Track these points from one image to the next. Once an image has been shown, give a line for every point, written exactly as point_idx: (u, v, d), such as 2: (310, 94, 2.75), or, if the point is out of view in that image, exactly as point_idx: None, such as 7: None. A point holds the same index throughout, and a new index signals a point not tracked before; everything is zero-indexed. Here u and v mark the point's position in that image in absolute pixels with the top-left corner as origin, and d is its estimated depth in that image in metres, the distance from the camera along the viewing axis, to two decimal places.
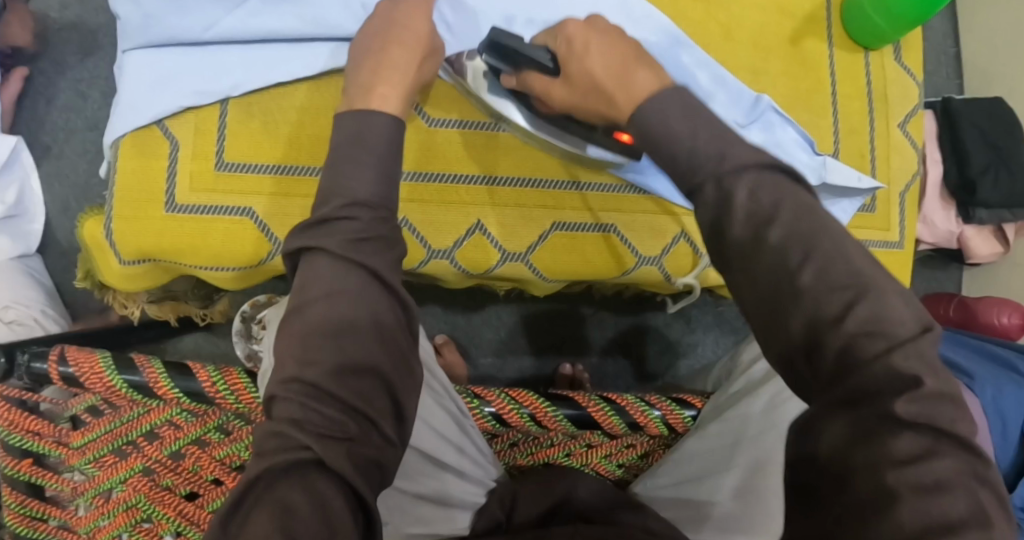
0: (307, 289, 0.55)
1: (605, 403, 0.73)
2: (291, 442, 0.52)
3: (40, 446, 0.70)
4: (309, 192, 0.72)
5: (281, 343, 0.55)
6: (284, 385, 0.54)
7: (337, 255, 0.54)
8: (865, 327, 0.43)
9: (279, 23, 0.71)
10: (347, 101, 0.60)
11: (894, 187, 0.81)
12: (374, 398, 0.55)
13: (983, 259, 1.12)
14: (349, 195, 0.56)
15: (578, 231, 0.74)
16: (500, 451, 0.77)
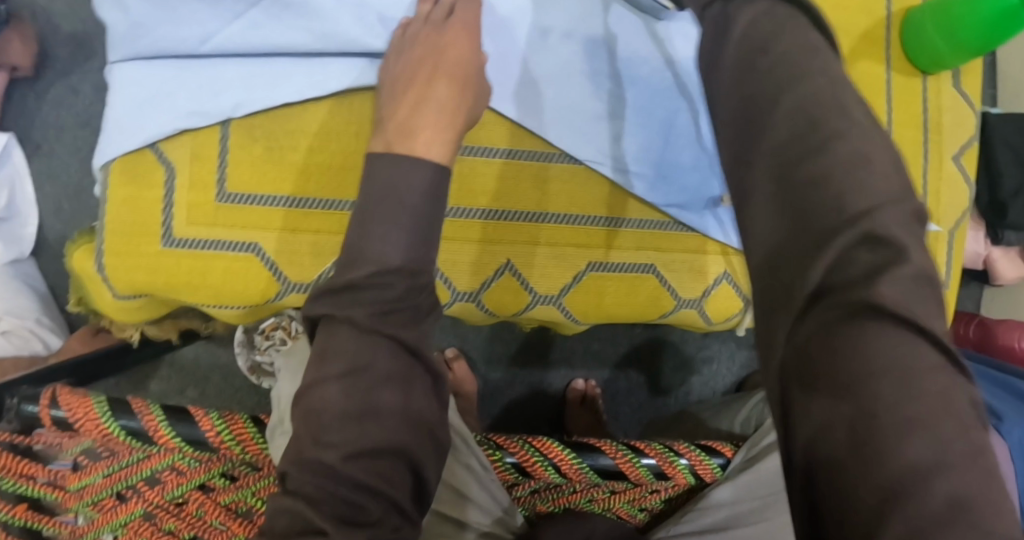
0: (327, 359, 0.52)
1: (630, 452, 0.70)
2: (308, 526, 0.48)
3: (34, 490, 0.67)
4: (333, 229, 0.66)
5: (297, 418, 0.52)
6: (302, 462, 0.50)
7: (363, 328, 0.51)
8: (962, 450, 0.38)
9: (288, 39, 0.64)
10: (384, 140, 0.57)
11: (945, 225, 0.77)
12: (401, 480, 0.51)
13: (1007, 281, 1.09)
14: (379, 260, 0.52)
15: (614, 271, 0.68)
16: (521, 498, 0.72)
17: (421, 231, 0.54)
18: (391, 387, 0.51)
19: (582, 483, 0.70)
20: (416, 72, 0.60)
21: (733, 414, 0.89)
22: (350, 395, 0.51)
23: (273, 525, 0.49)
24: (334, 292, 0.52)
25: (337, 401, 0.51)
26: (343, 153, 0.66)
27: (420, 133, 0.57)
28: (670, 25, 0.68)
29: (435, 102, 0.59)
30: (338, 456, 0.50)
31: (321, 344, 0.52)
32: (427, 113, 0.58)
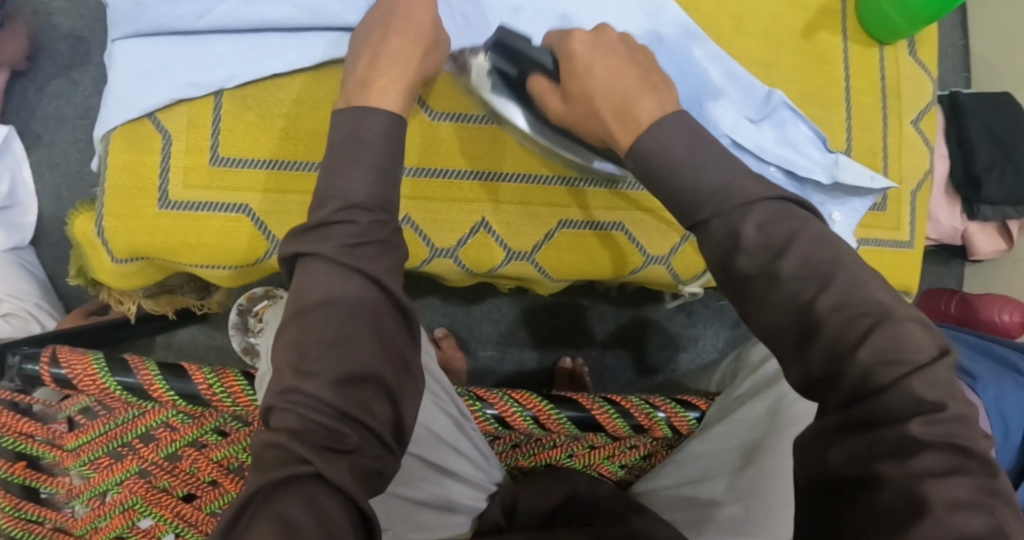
0: (304, 296, 0.55)
1: (608, 405, 0.72)
2: (291, 454, 0.51)
3: (32, 448, 0.70)
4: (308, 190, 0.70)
5: (276, 353, 0.55)
6: (283, 395, 0.53)
7: (332, 261, 0.55)
8: (882, 357, 0.43)
9: (277, 13, 0.68)
10: (346, 96, 0.60)
11: (905, 186, 0.80)
12: (379, 409, 0.55)
13: (985, 256, 1.11)
14: (346, 197, 0.56)
15: (584, 230, 0.72)
16: (501, 452, 0.75)
17: (388, 179, 0.58)
18: (365, 319, 0.55)
19: (561, 433, 0.72)
20: (373, 32, 0.64)
21: (712, 378, 0.91)
22: (332, 329, 0.54)
23: (260, 457, 0.52)
24: (308, 230, 0.56)
25: (315, 334, 0.54)
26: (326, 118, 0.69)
27: (374, 82, 0.60)
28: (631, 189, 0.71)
29: (388, 56, 0.62)
30: (320, 386, 0.53)
31: (300, 282, 0.55)
32: (386, 65, 0.61)
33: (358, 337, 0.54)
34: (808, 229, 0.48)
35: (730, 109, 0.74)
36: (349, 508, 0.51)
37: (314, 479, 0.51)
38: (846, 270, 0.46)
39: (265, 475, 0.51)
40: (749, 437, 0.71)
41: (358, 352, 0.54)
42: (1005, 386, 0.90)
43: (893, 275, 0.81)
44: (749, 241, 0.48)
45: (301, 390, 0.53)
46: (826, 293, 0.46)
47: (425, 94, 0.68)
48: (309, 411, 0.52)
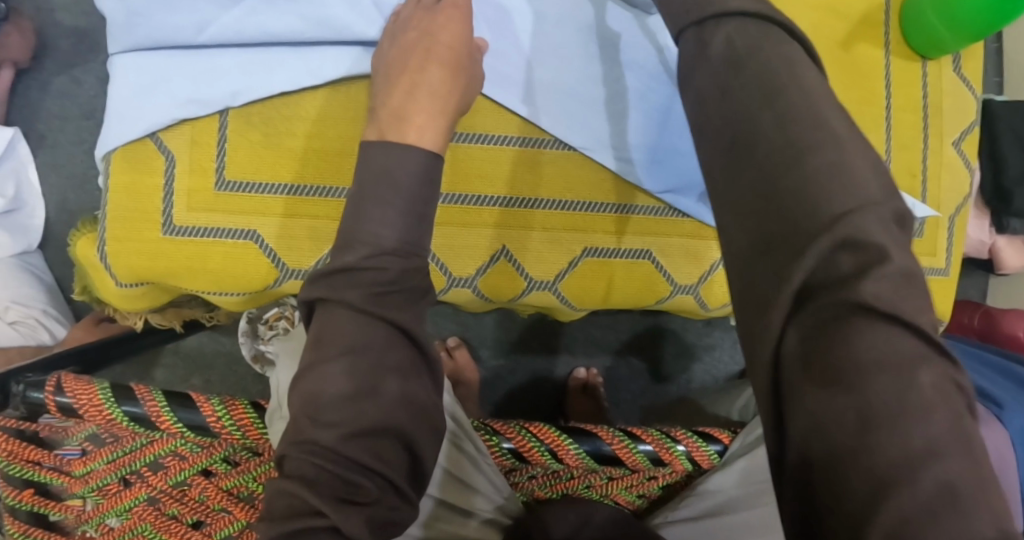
0: (322, 339, 0.53)
1: (628, 438, 0.70)
2: (305, 506, 0.50)
3: (40, 475, 0.69)
4: (335, 215, 0.66)
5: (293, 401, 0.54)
6: (298, 444, 0.52)
7: (358, 308, 0.53)
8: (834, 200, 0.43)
9: (282, 25, 0.65)
10: (377, 126, 0.59)
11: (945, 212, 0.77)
12: (396, 460, 0.53)
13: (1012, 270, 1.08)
14: (375, 243, 0.54)
15: (612, 257, 0.69)
16: (518, 483, 0.72)
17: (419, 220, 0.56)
18: (383, 368, 0.53)
19: (579, 468, 0.70)
20: (404, 59, 0.62)
21: (735, 402, 0.89)
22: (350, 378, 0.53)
23: (271, 507, 0.51)
24: (329, 273, 0.55)
25: (334, 381, 0.53)
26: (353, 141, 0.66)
27: (412, 118, 0.59)
28: (657, 21, 0.68)
29: (427, 87, 0.61)
30: (335, 438, 0.52)
31: (320, 326, 0.54)
32: (422, 98, 0.60)
33: (379, 385, 0.53)
34: (773, 48, 0.49)
35: None
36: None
37: (328, 533, 0.50)
38: (797, 92, 0.47)
39: (277, 527, 0.50)
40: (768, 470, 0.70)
41: (377, 401, 0.53)
42: None
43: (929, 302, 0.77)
44: (716, 52, 0.50)
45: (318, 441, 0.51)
46: (775, 117, 0.47)
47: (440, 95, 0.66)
48: (326, 463, 0.51)
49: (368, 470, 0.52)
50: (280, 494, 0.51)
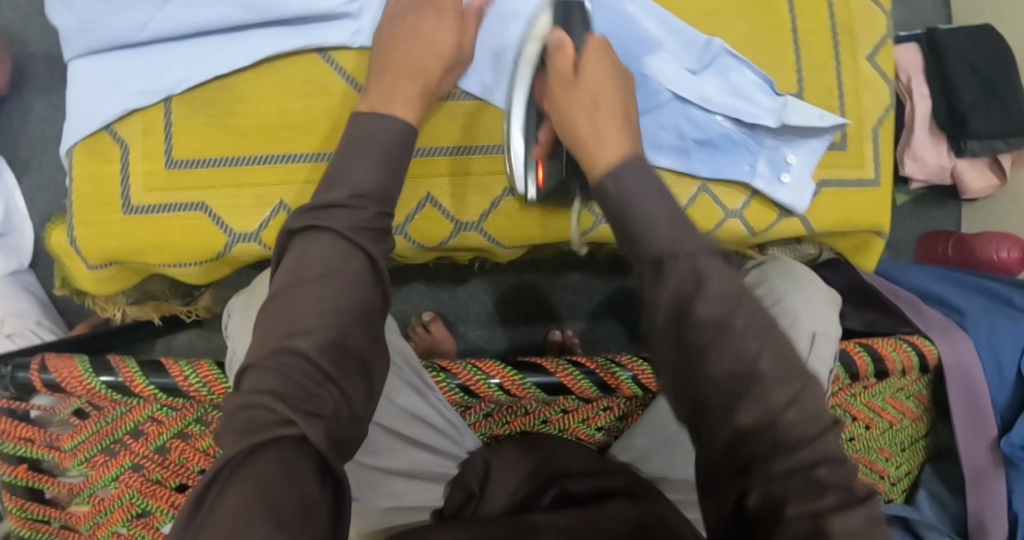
0: (302, 263, 0.59)
1: (573, 367, 0.72)
2: (273, 417, 0.54)
3: (33, 451, 0.74)
4: (287, 181, 0.69)
5: (266, 318, 0.59)
6: (273, 354, 0.56)
7: (341, 234, 0.60)
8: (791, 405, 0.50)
9: (213, 14, 0.67)
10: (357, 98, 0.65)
11: (866, 122, 0.79)
12: (353, 378, 0.58)
13: (978, 193, 1.08)
14: (356, 185, 0.61)
15: (530, 193, 0.72)
16: (475, 423, 0.75)
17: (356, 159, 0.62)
18: (344, 288, 0.59)
19: (528, 398, 0.73)
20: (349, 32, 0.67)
21: None
22: (322, 300, 0.58)
23: (234, 420, 0.54)
24: (313, 209, 0.60)
25: (295, 307, 0.58)
26: (295, 114, 0.69)
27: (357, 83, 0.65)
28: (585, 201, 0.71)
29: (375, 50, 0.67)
30: (310, 344, 0.57)
31: (300, 253, 0.60)
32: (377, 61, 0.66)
33: (347, 305, 0.59)
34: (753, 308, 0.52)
35: (670, 61, 0.72)
36: (322, 474, 0.54)
37: (297, 441, 0.53)
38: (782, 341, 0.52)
39: (244, 439, 0.53)
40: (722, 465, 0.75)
41: (341, 318, 0.58)
42: (997, 325, 0.89)
43: (865, 214, 0.79)
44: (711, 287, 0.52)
45: (292, 349, 0.57)
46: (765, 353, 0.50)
47: (335, 47, 0.69)
48: (285, 379, 0.55)
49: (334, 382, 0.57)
50: (246, 408, 0.55)
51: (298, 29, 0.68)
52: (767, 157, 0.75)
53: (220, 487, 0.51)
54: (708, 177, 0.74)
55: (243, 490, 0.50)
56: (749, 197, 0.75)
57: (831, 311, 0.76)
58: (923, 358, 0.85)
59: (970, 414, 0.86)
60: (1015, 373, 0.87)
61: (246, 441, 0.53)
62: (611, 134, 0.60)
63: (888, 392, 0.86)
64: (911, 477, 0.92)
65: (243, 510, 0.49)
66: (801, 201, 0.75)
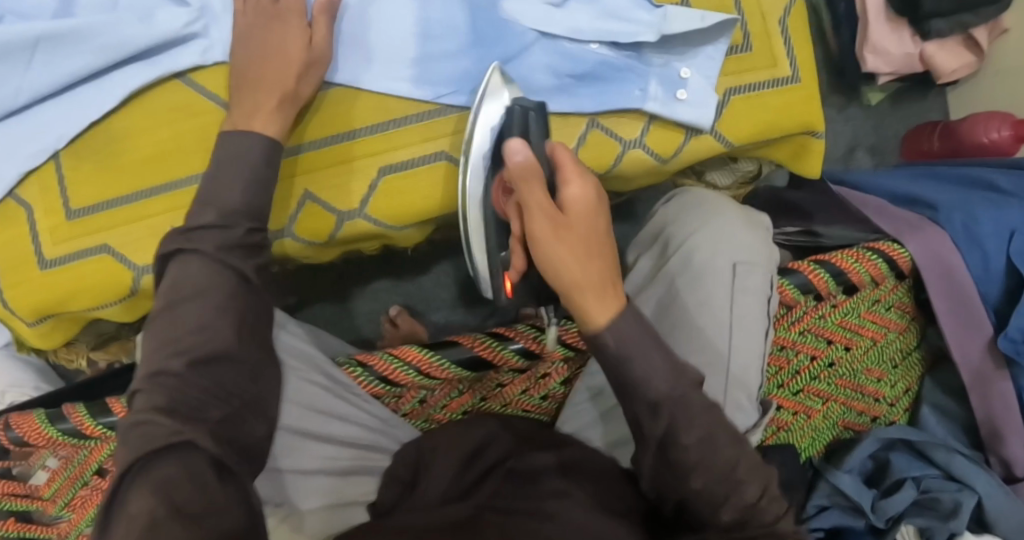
0: (176, 282, 0.57)
1: (489, 337, 0.71)
2: (161, 428, 0.53)
3: (19, 503, 0.79)
4: (174, 207, 0.70)
5: (148, 337, 0.57)
6: (153, 375, 0.55)
7: (208, 255, 0.58)
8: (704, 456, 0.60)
9: (75, 65, 0.67)
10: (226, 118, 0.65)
11: (770, 17, 0.75)
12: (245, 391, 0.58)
13: (952, 75, 0.98)
14: (222, 205, 0.60)
15: (409, 168, 0.70)
16: (413, 411, 0.76)
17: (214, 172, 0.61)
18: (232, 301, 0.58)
19: (450, 377, 0.71)
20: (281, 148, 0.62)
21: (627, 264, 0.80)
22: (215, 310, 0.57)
23: (128, 439, 0.53)
24: (185, 230, 0.59)
25: (183, 323, 0.56)
26: (168, 141, 0.70)
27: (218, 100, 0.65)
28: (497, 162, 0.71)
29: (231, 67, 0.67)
30: (189, 361, 0.56)
31: (181, 273, 0.58)
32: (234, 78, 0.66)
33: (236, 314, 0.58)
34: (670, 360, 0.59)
35: (531, 2, 0.69)
36: (223, 477, 0.54)
37: (190, 447, 0.53)
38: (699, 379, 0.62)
39: (138, 449, 0.52)
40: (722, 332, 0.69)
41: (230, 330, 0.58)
42: (975, 211, 0.81)
43: (786, 114, 0.75)
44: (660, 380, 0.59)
45: (176, 369, 0.55)
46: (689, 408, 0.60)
47: (190, 68, 0.70)
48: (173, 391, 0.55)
49: (226, 396, 0.57)
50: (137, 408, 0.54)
51: (153, 60, 0.69)
52: (658, 77, 0.71)
53: (121, 501, 0.51)
54: (595, 110, 0.70)
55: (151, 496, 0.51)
56: (647, 123, 0.72)
57: (763, 236, 0.73)
58: (892, 263, 0.78)
59: (956, 315, 0.79)
60: (1003, 262, 0.79)
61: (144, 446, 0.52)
62: (603, 294, 0.57)
63: (862, 307, 0.79)
64: (912, 392, 0.85)
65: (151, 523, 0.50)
66: (705, 115, 0.71)
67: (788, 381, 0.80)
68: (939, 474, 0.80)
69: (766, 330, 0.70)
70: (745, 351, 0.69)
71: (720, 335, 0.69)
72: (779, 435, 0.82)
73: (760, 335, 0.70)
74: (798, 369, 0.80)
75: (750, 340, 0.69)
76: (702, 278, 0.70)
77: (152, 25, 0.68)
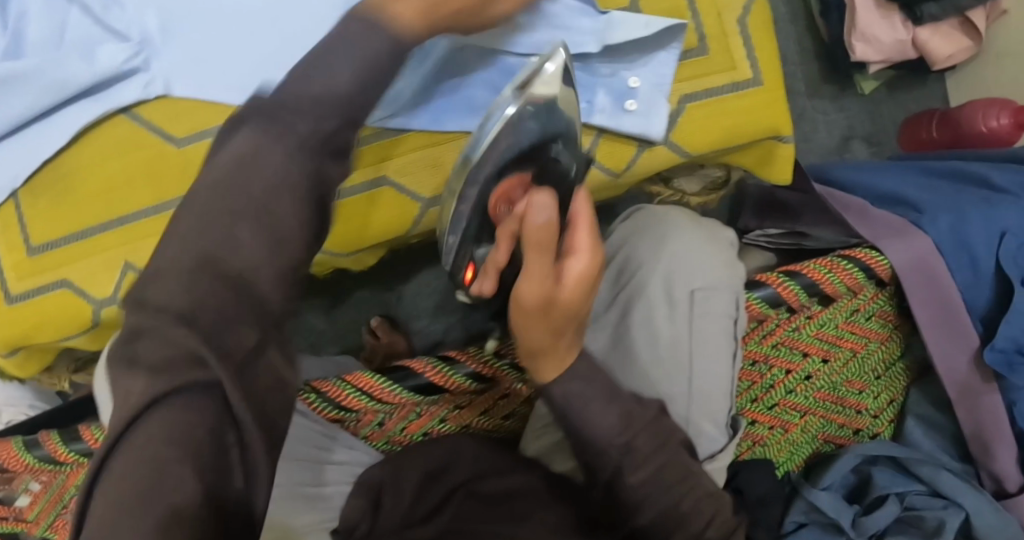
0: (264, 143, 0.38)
1: (440, 363, 0.70)
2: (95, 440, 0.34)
3: (6, 526, 0.82)
4: (110, 246, 0.70)
5: (176, 245, 0.37)
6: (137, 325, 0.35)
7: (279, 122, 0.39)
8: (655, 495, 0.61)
9: (20, 105, 0.67)
10: None
11: (726, 17, 0.71)
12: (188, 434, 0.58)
13: (946, 59, 0.92)
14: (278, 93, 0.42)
15: (352, 197, 0.67)
16: (373, 433, 0.76)
17: None
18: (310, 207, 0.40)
19: (403, 402, 0.71)
20: None
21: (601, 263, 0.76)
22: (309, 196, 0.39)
23: None
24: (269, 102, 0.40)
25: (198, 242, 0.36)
26: (118, 176, 0.70)
27: None
28: None
29: None
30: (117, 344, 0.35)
31: (250, 142, 0.38)
32: None
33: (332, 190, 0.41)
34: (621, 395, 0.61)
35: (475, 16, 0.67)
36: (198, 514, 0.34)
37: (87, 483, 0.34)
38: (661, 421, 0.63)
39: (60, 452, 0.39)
40: (691, 352, 0.67)
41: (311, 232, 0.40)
42: (964, 212, 0.76)
43: (747, 120, 0.71)
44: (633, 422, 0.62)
45: (256, 290, 0.37)
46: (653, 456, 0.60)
47: (135, 103, 0.70)
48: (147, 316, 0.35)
49: None
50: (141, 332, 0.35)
51: (98, 96, 0.70)
52: (606, 88, 0.69)
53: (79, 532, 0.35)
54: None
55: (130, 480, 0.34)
56: (595, 136, 0.69)
57: (723, 256, 0.71)
58: (870, 272, 0.74)
59: (941, 324, 0.74)
60: (992, 266, 0.74)
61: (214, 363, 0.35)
62: (561, 361, 0.59)
63: (840, 318, 0.76)
64: (895, 404, 0.83)
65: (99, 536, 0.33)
66: (654, 125, 0.68)
67: (762, 395, 0.77)
68: (924, 491, 0.77)
69: (735, 352, 0.68)
70: (716, 373, 0.67)
71: (688, 355, 0.67)
72: (755, 449, 0.80)
73: (728, 361, 0.68)
74: (773, 383, 0.77)
75: (718, 365, 0.67)
76: (659, 305, 0.68)
77: (94, 63, 0.68)
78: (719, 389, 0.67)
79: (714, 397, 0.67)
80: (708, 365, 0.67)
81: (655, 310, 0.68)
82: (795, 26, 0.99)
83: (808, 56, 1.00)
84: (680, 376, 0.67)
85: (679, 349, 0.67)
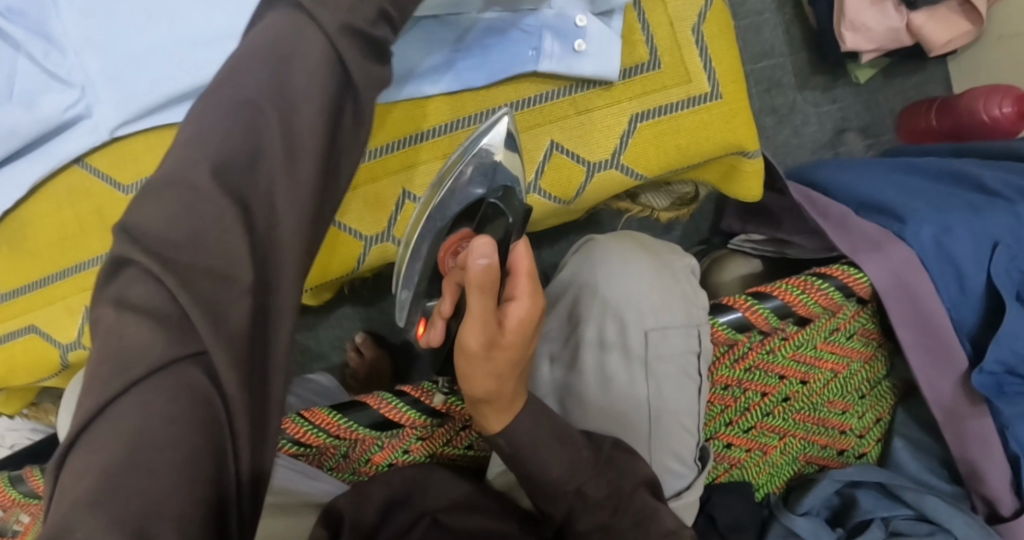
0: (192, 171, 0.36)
1: (396, 399, 0.70)
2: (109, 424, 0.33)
3: None
4: (67, 293, 0.70)
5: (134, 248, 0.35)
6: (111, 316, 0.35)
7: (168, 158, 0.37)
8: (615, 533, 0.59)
9: None
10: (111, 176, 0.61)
11: (681, 24, 0.67)
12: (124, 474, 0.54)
13: (944, 45, 0.94)
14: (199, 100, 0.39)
15: None
16: (338, 465, 0.74)
17: None
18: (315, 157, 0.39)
19: (361, 437, 0.70)
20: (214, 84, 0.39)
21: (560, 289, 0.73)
22: (319, 137, 0.39)
23: None
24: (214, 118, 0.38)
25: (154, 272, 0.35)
26: (71, 224, 0.69)
27: None
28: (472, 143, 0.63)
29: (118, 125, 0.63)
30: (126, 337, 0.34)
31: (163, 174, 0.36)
32: None
33: (336, 134, 0.40)
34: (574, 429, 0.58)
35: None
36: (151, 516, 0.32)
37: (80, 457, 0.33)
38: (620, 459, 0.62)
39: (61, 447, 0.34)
40: (654, 390, 0.66)
41: (310, 206, 0.39)
42: (947, 221, 0.72)
43: (706, 137, 0.68)
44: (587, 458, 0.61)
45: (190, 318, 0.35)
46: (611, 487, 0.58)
47: (86, 152, 0.69)
48: (147, 256, 0.34)
49: None
50: (117, 272, 0.35)
51: (45, 149, 0.68)
52: (551, 31, 0.65)
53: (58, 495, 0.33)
54: (484, 84, 0.64)
55: (115, 442, 0.32)
56: (542, 163, 0.66)
57: (680, 291, 0.68)
58: (848, 290, 0.70)
59: (923, 344, 0.71)
60: (981, 284, 0.70)
61: (191, 313, 0.34)
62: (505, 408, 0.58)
63: (818, 338, 0.72)
64: (883, 423, 0.80)
65: (80, 497, 0.31)
66: (608, 66, 0.64)
67: (738, 418, 0.74)
68: (910, 514, 0.73)
69: (700, 388, 0.66)
70: (680, 411, 0.66)
71: (651, 394, 0.66)
72: (733, 472, 0.77)
73: (693, 397, 0.66)
74: (748, 406, 0.73)
75: (682, 402, 0.66)
76: (616, 348, 0.67)
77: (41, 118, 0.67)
78: (684, 426, 0.66)
79: (679, 434, 0.66)
80: (672, 403, 0.66)
81: (614, 349, 0.67)
82: (782, 15, 1.04)
83: (797, 45, 1.05)
84: (642, 415, 0.66)
85: (640, 387, 0.66)
